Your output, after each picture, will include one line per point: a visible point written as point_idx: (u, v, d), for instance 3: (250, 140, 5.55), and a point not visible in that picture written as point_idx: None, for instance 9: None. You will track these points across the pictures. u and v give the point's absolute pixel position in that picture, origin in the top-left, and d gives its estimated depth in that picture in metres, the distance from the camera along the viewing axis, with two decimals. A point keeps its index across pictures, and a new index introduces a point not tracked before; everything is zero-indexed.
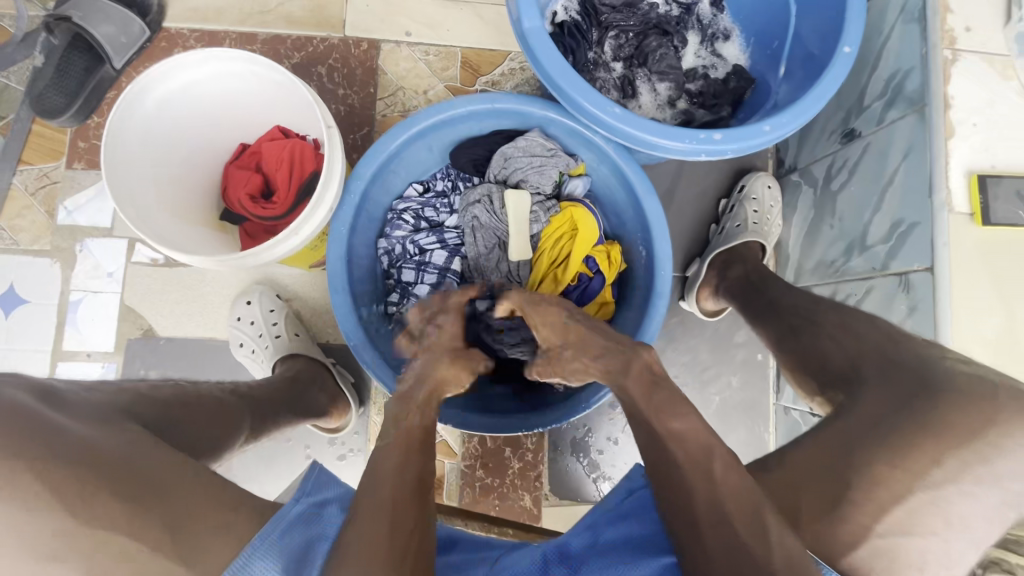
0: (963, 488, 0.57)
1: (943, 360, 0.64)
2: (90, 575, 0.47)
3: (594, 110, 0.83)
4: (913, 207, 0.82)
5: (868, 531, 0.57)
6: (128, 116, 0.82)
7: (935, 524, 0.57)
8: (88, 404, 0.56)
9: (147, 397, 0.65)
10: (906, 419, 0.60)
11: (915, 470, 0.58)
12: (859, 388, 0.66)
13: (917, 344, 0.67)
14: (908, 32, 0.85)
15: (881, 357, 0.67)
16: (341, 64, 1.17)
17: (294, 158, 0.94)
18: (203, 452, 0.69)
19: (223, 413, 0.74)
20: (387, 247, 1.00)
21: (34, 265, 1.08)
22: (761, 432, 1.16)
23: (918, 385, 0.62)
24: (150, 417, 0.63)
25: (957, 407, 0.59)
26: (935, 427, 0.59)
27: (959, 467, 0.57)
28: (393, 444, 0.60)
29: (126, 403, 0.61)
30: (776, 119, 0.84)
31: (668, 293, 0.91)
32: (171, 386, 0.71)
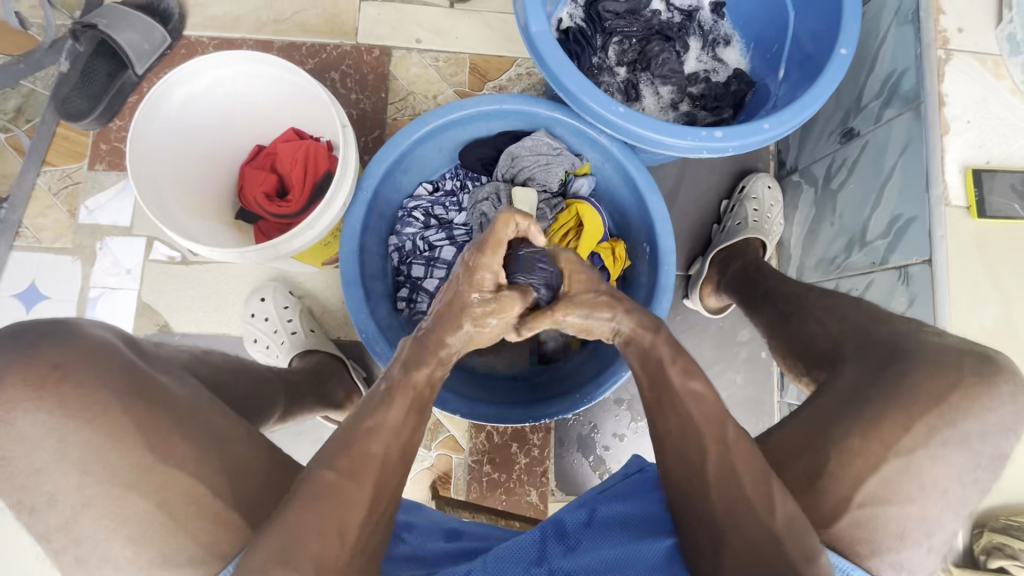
0: (933, 452, 0.57)
1: (915, 332, 0.66)
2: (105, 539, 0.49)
3: (599, 110, 0.86)
4: (910, 202, 0.84)
5: (848, 501, 0.57)
6: (152, 114, 0.86)
7: (912, 490, 0.57)
8: (165, 357, 0.64)
9: (202, 359, 0.73)
10: (878, 390, 0.61)
11: (889, 441, 0.58)
12: (841, 364, 0.68)
13: (898, 323, 0.68)
14: (903, 34, 0.88)
15: (860, 336, 0.69)
16: (353, 69, 1.21)
17: (308, 159, 0.97)
18: (254, 413, 0.76)
19: (263, 386, 0.80)
20: (397, 243, 1.03)
21: (56, 262, 1.11)
22: (766, 427, 1.17)
23: (890, 356, 0.64)
24: (208, 375, 0.70)
25: (930, 374, 0.60)
26: (905, 398, 0.59)
27: (926, 433, 0.58)
28: (398, 396, 0.64)
29: (184, 360, 0.68)
30: (775, 117, 0.87)
31: (672, 287, 0.94)
32: (222, 354, 0.78)
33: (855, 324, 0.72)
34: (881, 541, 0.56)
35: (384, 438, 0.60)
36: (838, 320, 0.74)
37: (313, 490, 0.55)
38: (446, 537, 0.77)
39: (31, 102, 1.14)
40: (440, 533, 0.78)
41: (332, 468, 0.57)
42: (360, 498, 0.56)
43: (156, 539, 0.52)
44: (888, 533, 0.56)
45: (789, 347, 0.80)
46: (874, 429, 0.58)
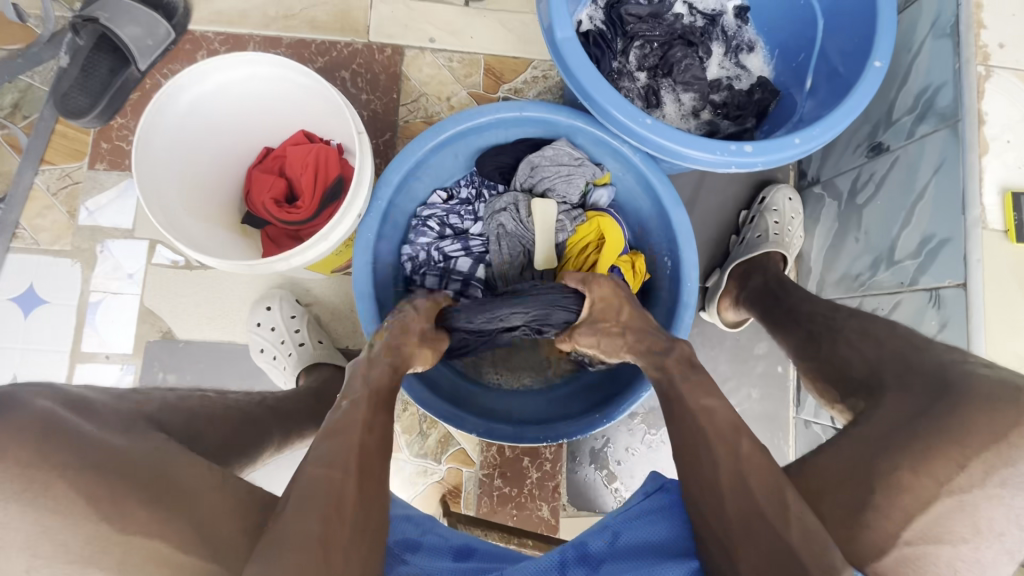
0: (989, 492, 0.56)
1: (961, 364, 0.64)
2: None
3: (625, 121, 0.83)
4: (944, 223, 0.82)
5: (894, 537, 0.55)
6: (157, 118, 0.81)
7: (964, 530, 0.56)
8: (115, 411, 0.61)
9: (173, 407, 0.69)
10: (925, 425, 0.59)
11: (941, 477, 0.56)
12: (881, 395, 0.67)
13: (938, 351, 0.66)
14: (940, 47, 0.85)
15: (900, 365, 0.67)
16: (364, 68, 1.17)
17: (320, 163, 0.94)
18: (230, 454, 0.74)
19: (248, 425, 0.79)
20: (410, 253, 1.00)
21: (55, 265, 1.07)
22: (781, 444, 1.15)
23: (939, 389, 0.61)
24: (175, 427, 0.67)
25: (982, 408, 0.58)
26: (955, 435, 0.57)
27: (984, 472, 0.56)
28: (365, 396, 0.67)
29: (151, 411, 0.65)
30: (806, 132, 0.84)
31: (694, 304, 0.91)
32: (199, 398, 0.75)
33: (894, 351, 0.70)
34: None
35: (361, 431, 0.62)
36: (874, 343, 0.73)
37: (300, 487, 0.56)
38: (455, 556, 0.74)
39: (28, 98, 1.10)
40: (449, 551, 0.75)
41: (319, 464, 0.58)
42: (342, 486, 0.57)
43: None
44: (937, 573, 0.55)
45: (821, 371, 0.78)
46: (923, 464, 0.57)
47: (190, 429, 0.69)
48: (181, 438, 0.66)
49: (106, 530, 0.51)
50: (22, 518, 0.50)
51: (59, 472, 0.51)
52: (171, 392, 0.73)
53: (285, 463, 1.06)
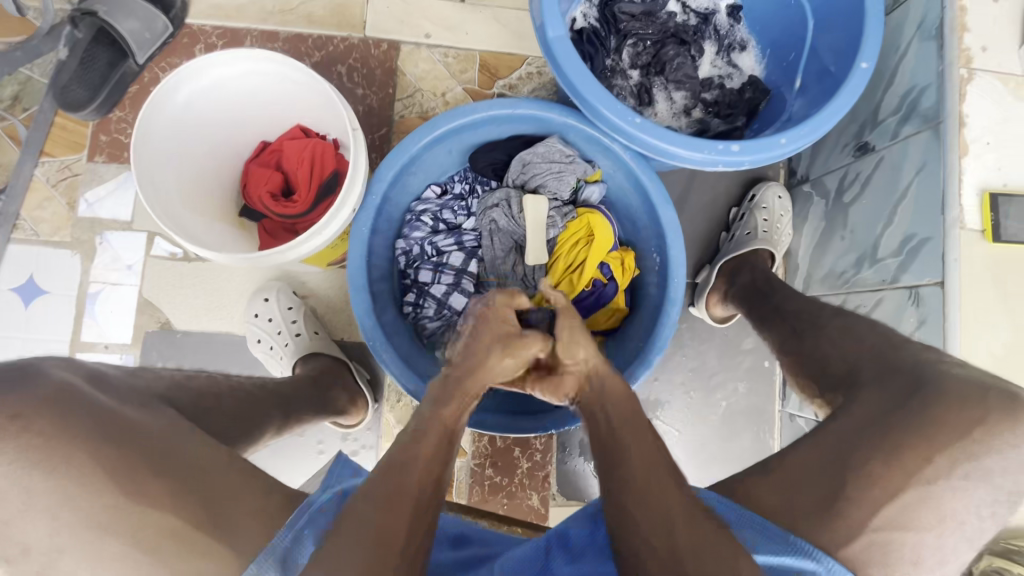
0: (954, 484, 0.58)
1: (935, 362, 0.66)
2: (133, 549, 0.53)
3: (614, 119, 0.85)
4: (924, 222, 0.84)
5: (864, 525, 0.57)
6: (156, 112, 0.83)
7: (929, 520, 0.58)
8: (129, 385, 0.63)
9: (182, 385, 0.71)
10: (898, 419, 0.61)
11: (910, 469, 0.58)
12: (856, 391, 0.68)
13: (916, 349, 0.69)
14: (925, 49, 0.87)
15: (878, 361, 0.70)
16: (360, 64, 1.18)
17: (316, 157, 0.95)
18: (239, 436, 0.75)
19: (253, 406, 0.80)
20: (404, 247, 1.02)
21: (55, 256, 1.09)
22: (766, 437, 1.18)
23: (912, 386, 0.64)
24: (186, 402, 0.69)
25: (953, 405, 0.61)
26: (927, 431, 0.60)
27: (949, 465, 0.58)
28: (430, 436, 0.64)
29: (162, 390, 0.67)
30: (792, 132, 0.85)
31: (681, 300, 0.93)
32: (206, 377, 0.77)
33: (874, 350, 0.72)
34: (893, 565, 0.57)
35: (418, 470, 0.60)
36: (854, 341, 0.75)
37: (353, 521, 0.54)
38: (452, 544, 0.77)
39: (28, 90, 1.11)
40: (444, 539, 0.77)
41: (369, 501, 0.56)
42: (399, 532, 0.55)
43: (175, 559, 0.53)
44: (902, 561, 0.57)
45: (803, 366, 0.80)
46: (894, 458, 0.59)
47: (202, 405, 0.71)
48: (191, 414, 0.68)
49: (115, 503, 0.53)
50: (28, 498, 0.53)
51: (64, 455, 0.54)
52: (181, 370, 0.75)
53: (279, 448, 1.08)
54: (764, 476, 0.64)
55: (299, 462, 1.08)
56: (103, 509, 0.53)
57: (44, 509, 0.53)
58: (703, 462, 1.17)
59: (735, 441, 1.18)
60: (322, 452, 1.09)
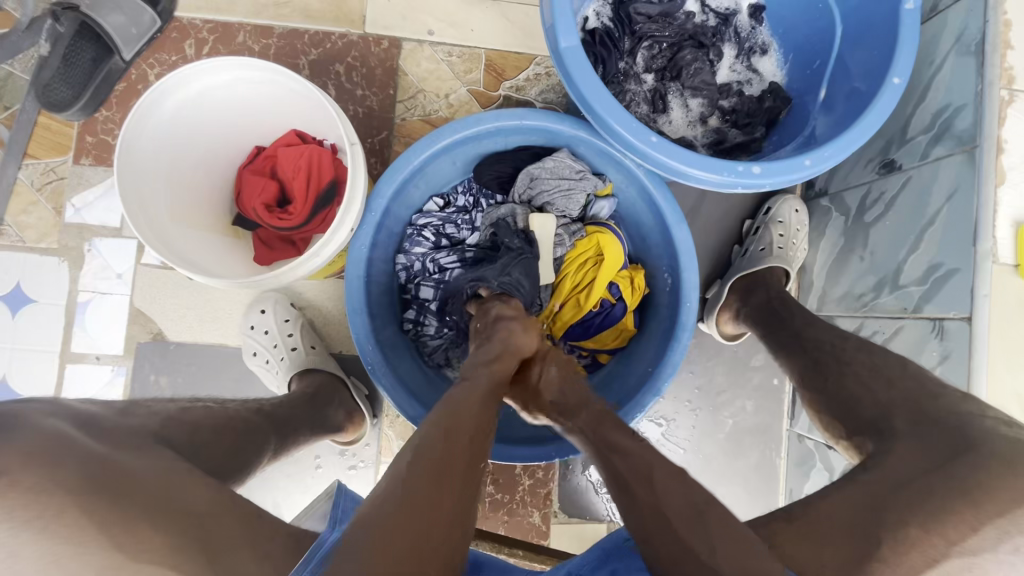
0: (1001, 557, 0.53)
1: (982, 418, 0.62)
2: None
3: (629, 137, 0.80)
4: (953, 252, 0.80)
5: None
6: (140, 124, 0.78)
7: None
8: (125, 429, 0.60)
9: (175, 420, 0.67)
10: (935, 479, 0.58)
11: (952, 537, 0.54)
12: (891, 440, 0.66)
13: (955, 400, 0.65)
14: (963, 65, 0.81)
15: (912, 409, 0.67)
16: (360, 62, 1.12)
17: (312, 165, 0.90)
18: (231, 472, 0.71)
19: (248, 434, 0.76)
20: (405, 263, 0.98)
21: (41, 264, 1.05)
22: (772, 455, 1.15)
23: (956, 443, 0.60)
24: (178, 439, 0.65)
25: (1006, 469, 0.57)
26: (973, 495, 0.55)
27: (996, 537, 0.54)
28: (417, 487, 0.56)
29: (156, 429, 0.63)
30: (817, 153, 0.81)
31: (693, 324, 0.89)
32: (202, 409, 0.73)
33: (909, 395, 0.69)
34: None
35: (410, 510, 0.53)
36: (886, 385, 0.72)
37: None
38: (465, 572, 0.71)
39: (9, 87, 1.05)
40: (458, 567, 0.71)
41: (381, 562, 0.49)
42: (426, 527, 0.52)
43: None
44: None
45: (827, 406, 0.77)
46: (935, 524, 0.55)
47: (196, 441, 0.67)
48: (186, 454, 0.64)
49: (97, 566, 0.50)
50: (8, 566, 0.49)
51: (49, 516, 0.50)
52: (174, 403, 0.72)
53: (280, 464, 1.06)
54: (787, 525, 0.59)
55: (296, 477, 1.06)
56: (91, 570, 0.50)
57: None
58: (707, 479, 1.15)
59: (741, 459, 1.15)
60: (319, 468, 1.07)
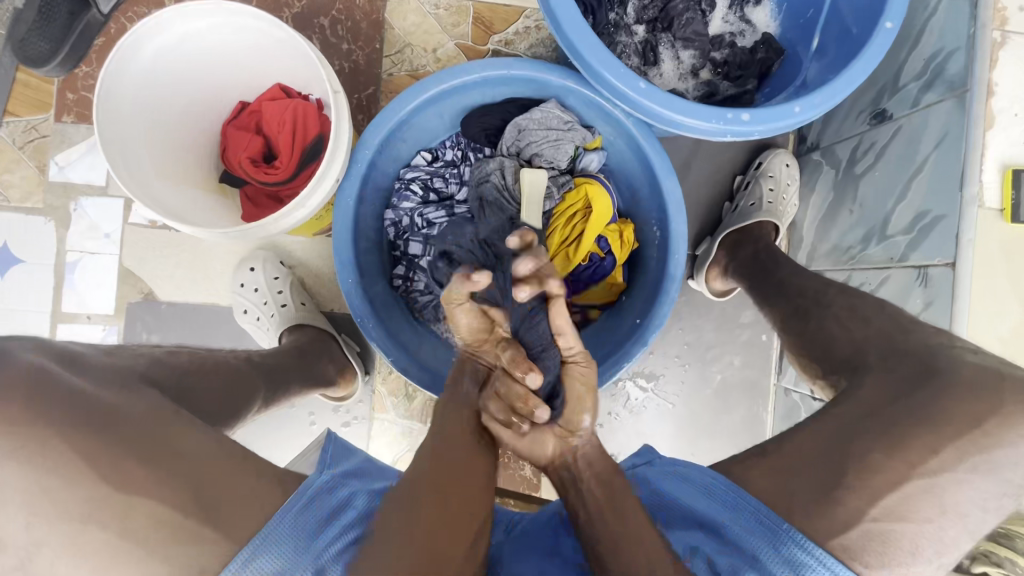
0: (958, 476, 0.58)
1: (948, 348, 0.65)
2: (113, 541, 0.51)
3: (617, 84, 0.79)
4: (940, 199, 0.80)
5: (862, 514, 0.57)
6: (119, 72, 0.78)
7: (930, 511, 0.57)
8: (105, 367, 0.60)
9: (164, 363, 0.68)
10: (903, 407, 0.61)
11: (914, 460, 0.58)
12: (863, 373, 0.68)
13: (926, 334, 0.67)
14: (957, 8, 0.80)
15: (886, 342, 0.69)
16: (344, 15, 1.10)
17: (298, 120, 0.89)
18: (225, 417, 0.72)
19: (239, 382, 0.77)
20: (393, 218, 0.98)
21: (28, 224, 1.04)
22: (759, 410, 1.17)
23: (923, 372, 0.63)
24: (166, 381, 0.65)
25: (966, 392, 0.60)
26: (936, 420, 0.59)
27: (956, 457, 0.58)
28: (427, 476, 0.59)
29: (142, 369, 0.63)
30: (807, 100, 0.80)
31: (681, 276, 0.90)
32: (188, 354, 0.74)
33: (879, 330, 0.71)
34: (892, 555, 0.56)
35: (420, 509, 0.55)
36: (860, 323, 0.74)
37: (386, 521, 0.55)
38: None
39: None
40: None
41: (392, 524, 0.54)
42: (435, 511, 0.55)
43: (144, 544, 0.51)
44: (901, 550, 0.57)
45: (806, 346, 0.79)
46: (898, 447, 0.58)
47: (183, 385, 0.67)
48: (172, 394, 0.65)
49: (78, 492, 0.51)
50: (10, 492, 0.51)
51: (51, 437, 0.51)
52: (160, 348, 0.72)
53: (275, 421, 1.08)
54: (760, 459, 0.63)
55: (290, 434, 1.08)
56: (68, 493, 0.50)
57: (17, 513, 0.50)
58: (696, 433, 1.17)
59: (728, 415, 1.17)
60: (314, 424, 1.08)
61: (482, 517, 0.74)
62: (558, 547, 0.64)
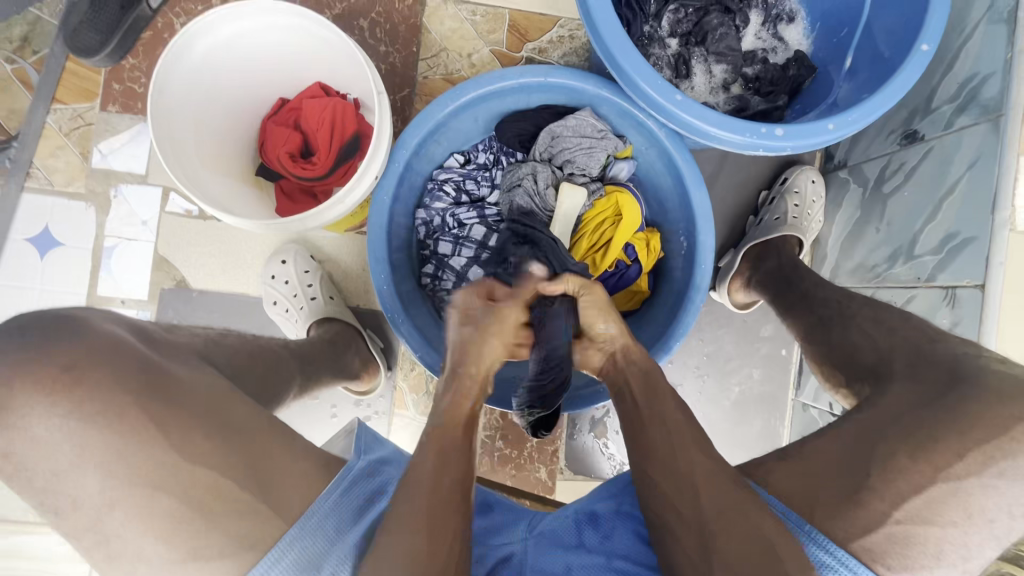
0: (985, 481, 0.57)
1: (976, 358, 0.65)
2: (143, 509, 0.52)
3: (654, 95, 0.81)
4: (970, 221, 0.81)
5: (885, 517, 0.57)
6: (174, 64, 0.80)
7: (956, 515, 0.57)
8: (174, 344, 0.64)
9: (217, 344, 0.71)
10: (927, 414, 0.61)
11: (938, 465, 0.58)
12: (887, 382, 0.68)
13: (951, 343, 0.68)
14: (993, 33, 0.81)
15: (912, 353, 0.69)
16: (384, 18, 1.12)
17: (336, 119, 0.91)
18: (269, 399, 0.75)
19: (279, 367, 0.79)
20: (425, 218, 0.99)
21: (69, 208, 1.08)
22: (776, 424, 1.18)
23: (948, 379, 0.63)
24: (222, 362, 0.69)
25: (993, 399, 0.60)
26: (962, 426, 0.59)
27: (983, 461, 0.58)
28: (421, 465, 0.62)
29: (199, 348, 0.67)
30: (841, 117, 0.81)
31: (707, 287, 0.90)
32: (236, 338, 0.76)
33: (905, 340, 0.72)
34: (915, 559, 0.56)
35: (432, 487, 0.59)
36: (885, 332, 0.74)
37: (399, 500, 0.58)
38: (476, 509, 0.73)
39: (37, 31, 1.06)
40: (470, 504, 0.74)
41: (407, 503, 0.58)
42: (446, 515, 0.58)
43: (175, 514, 0.52)
44: (925, 555, 0.57)
45: (828, 356, 0.80)
46: (922, 453, 0.58)
47: (235, 365, 0.71)
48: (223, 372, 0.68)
49: (112, 458, 0.52)
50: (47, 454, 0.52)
51: (83, 401, 0.52)
52: (211, 330, 0.75)
53: (298, 411, 1.10)
54: (781, 462, 0.64)
55: (313, 426, 1.10)
56: (103, 457, 0.52)
57: (57, 476, 0.52)
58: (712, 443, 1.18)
59: (745, 427, 1.18)
60: (335, 416, 1.10)
61: (505, 513, 0.74)
62: (581, 548, 0.64)
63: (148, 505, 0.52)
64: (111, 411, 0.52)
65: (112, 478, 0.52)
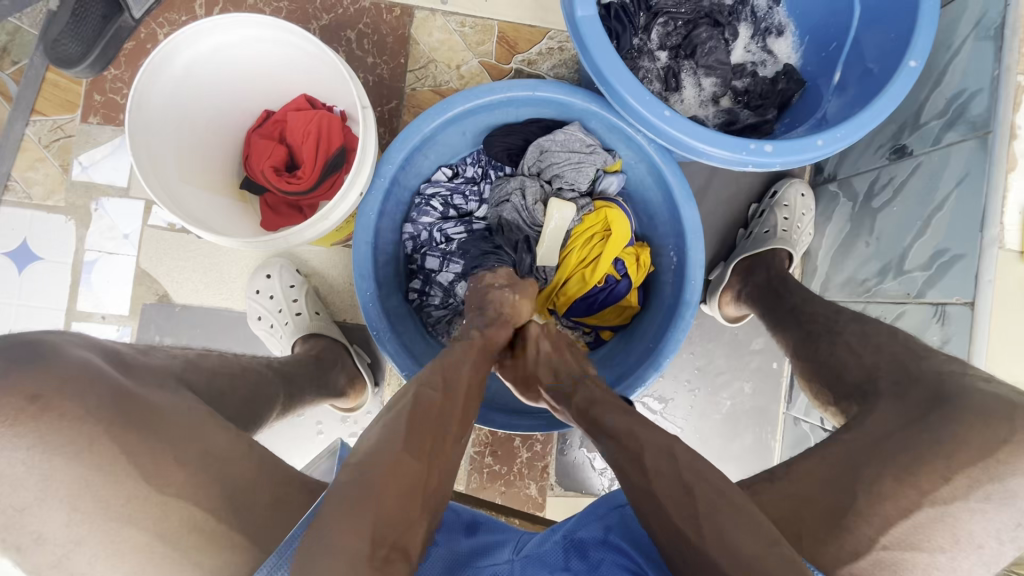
0: (972, 505, 0.56)
1: (960, 376, 0.65)
2: (105, 542, 0.50)
3: (643, 111, 0.80)
4: (959, 239, 0.80)
5: (872, 542, 0.55)
6: (153, 77, 0.78)
7: (943, 540, 0.56)
8: (150, 368, 0.61)
9: (196, 364, 0.69)
10: (912, 435, 0.60)
11: (924, 488, 0.57)
12: (875, 401, 0.68)
13: (938, 360, 0.67)
14: (981, 50, 0.80)
15: (898, 370, 0.69)
16: (372, 29, 1.11)
17: (322, 132, 0.89)
18: (249, 421, 0.73)
19: (261, 387, 0.77)
20: (412, 232, 0.98)
21: (48, 221, 1.05)
22: (767, 437, 1.17)
23: (931, 400, 0.63)
24: (200, 384, 0.67)
25: (979, 420, 0.59)
26: (947, 447, 0.58)
27: (968, 485, 0.57)
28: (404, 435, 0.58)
29: (178, 371, 0.65)
30: (830, 133, 0.81)
31: (697, 302, 0.89)
32: (217, 358, 0.74)
33: (893, 357, 0.71)
34: None
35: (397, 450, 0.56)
36: (873, 349, 0.74)
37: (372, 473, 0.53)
38: (466, 532, 0.72)
39: (17, 41, 1.04)
40: (460, 527, 0.72)
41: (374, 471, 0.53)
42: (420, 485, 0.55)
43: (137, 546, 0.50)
44: None
45: (817, 373, 0.79)
46: (909, 476, 0.58)
47: (215, 385, 0.69)
48: (203, 396, 0.66)
49: (70, 489, 0.49)
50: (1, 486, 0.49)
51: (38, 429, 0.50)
52: (191, 349, 0.73)
53: (281, 428, 1.08)
54: (769, 484, 0.62)
55: (297, 443, 1.08)
56: (61, 487, 0.49)
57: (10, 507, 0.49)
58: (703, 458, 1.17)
59: (737, 441, 1.17)
60: (321, 433, 1.08)
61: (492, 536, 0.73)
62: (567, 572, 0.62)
63: (108, 537, 0.50)
64: (68, 439, 0.50)
65: (69, 509, 0.49)
